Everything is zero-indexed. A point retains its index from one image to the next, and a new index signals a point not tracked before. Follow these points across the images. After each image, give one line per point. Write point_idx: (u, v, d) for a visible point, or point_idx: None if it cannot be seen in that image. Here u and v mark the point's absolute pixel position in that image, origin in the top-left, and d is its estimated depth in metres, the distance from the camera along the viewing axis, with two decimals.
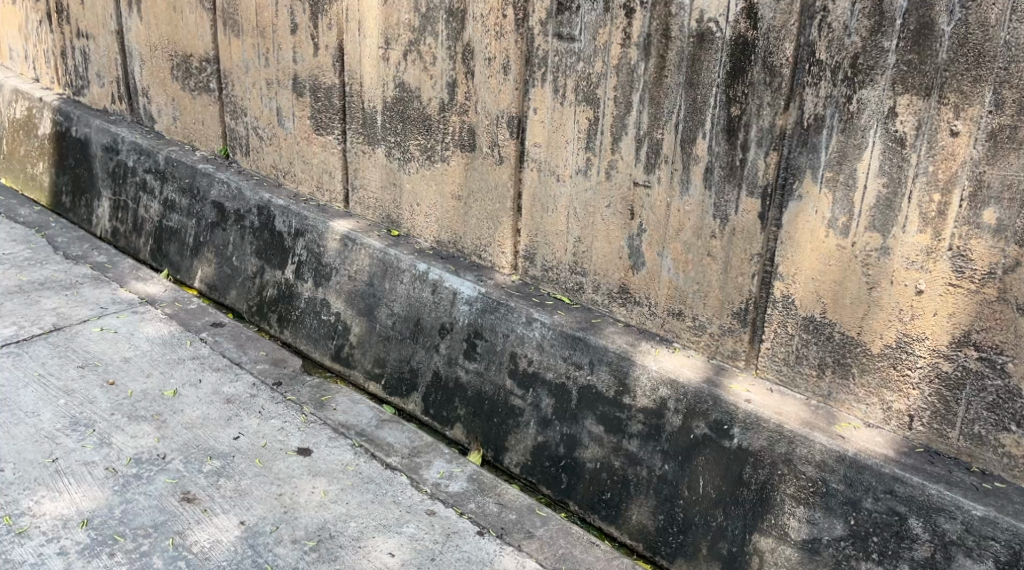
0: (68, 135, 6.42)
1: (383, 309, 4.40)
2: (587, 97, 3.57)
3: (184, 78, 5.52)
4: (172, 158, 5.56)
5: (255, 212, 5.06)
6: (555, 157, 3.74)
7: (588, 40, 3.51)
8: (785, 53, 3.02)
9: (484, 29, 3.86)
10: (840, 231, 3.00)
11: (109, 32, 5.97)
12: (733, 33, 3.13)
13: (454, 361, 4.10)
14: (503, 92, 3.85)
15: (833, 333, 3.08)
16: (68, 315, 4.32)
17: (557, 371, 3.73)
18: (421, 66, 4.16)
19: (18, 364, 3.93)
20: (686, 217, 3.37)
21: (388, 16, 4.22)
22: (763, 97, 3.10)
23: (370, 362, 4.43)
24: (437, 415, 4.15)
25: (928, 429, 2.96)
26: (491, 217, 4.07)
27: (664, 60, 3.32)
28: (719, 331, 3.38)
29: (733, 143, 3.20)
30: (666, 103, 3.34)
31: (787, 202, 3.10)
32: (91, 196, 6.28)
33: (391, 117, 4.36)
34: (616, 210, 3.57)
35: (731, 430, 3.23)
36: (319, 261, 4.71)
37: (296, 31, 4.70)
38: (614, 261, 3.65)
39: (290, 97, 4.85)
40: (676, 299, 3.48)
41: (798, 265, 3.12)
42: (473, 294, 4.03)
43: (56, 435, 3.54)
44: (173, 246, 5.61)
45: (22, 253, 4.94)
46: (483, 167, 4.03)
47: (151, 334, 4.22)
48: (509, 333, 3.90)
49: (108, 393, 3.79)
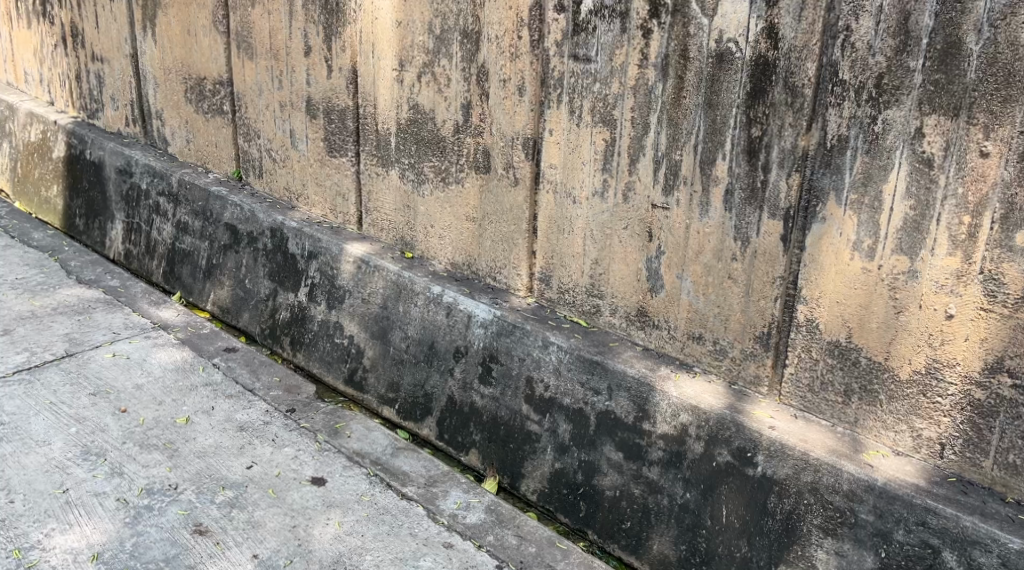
0: (81, 158, 6.42)
1: (397, 332, 4.35)
2: (604, 119, 3.52)
3: (197, 100, 5.51)
4: (186, 181, 5.54)
5: (268, 234, 5.03)
6: (571, 179, 3.70)
7: (605, 61, 3.47)
8: (806, 73, 2.97)
9: (499, 50, 3.82)
10: (865, 255, 2.93)
11: (124, 55, 5.97)
12: (753, 54, 3.08)
13: (469, 386, 4.04)
14: (519, 114, 3.81)
15: (859, 358, 3.01)
16: (80, 341, 4.28)
17: (574, 396, 3.66)
18: (435, 88, 4.12)
19: (30, 392, 3.89)
20: (706, 240, 3.31)
21: (403, 38, 4.20)
22: (785, 118, 3.04)
23: (384, 387, 4.38)
24: (453, 440, 4.09)
25: (959, 458, 2.89)
26: (506, 239, 4.03)
27: (682, 81, 3.27)
28: (741, 356, 3.31)
29: (755, 164, 3.15)
30: (685, 124, 3.29)
31: (810, 224, 3.04)
32: (104, 219, 6.27)
33: (405, 139, 4.32)
34: (634, 232, 3.53)
35: (755, 458, 3.16)
36: (332, 283, 4.67)
37: (309, 53, 4.68)
38: (632, 283, 3.59)
39: (304, 119, 4.82)
40: (696, 323, 3.41)
41: (822, 289, 3.05)
42: (488, 317, 3.99)
43: (67, 464, 3.49)
44: (186, 268, 5.58)
45: (35, 277, 4.91)
46: (498, 190, 3.99)
47: (163, 359, 4.17)
48: (525, 357, 3.84)
49: (119, 421, 3.74)
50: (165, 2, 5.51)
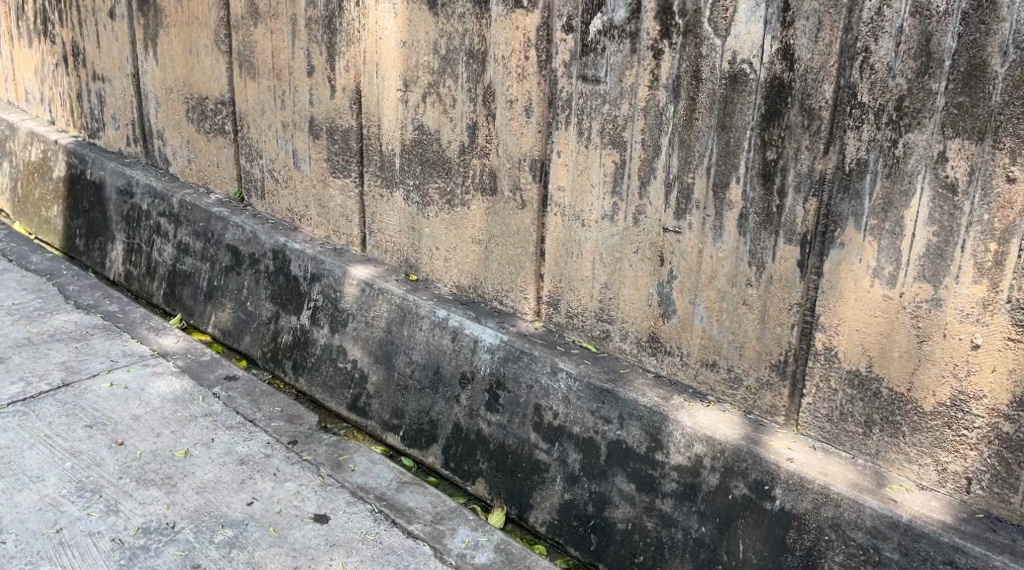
0: (82, 178, 6.35)
1: (401, 357, 4.26)
2: (613, 140, 3.44)
3: (199, 120, 5.44)
4: (187, 202, 5.47)
5: (270, 256, 4.95)
6: (580, 201, 3.62)
7: (615, 82, 3.39)
8: (823, 95, 2.89)
9: (506, 71, 3.75)
10: (886, 282, 2.84)
11: (125, 74, 5.91)
12: (768, 75, 3.00)
13: (476, 413, 3.95)
14: (526, 135, 3.74)
15: (880, 389, 2.92)
16: (77, 369, 4.19)
17: (584, 425, 3.57)
18: (440, 109, 4.05)
19: (24, 424, 3.80)
20: (720, 265, 3.23)
21: (407, 58, 4.13)
22: (802, 141, 2.96)
23: (388, 413, 4.28)
24: (459, 469, 3.99)
25: (987, 493, 2.79)
26: (513, 261, 3.94)
27: (694, 103, 3.19)
28: (757, 384, 3.23)
29: (770, 188, 3.07)
30: (697, 147, 3.22)
31: (828, 250, 2.96)
32: (104, 239, 6.19)
33: (409, 160, 4.25)
34: (645, 256, 3.45)
35: (772, 491, 3.06)
36: (335, 305, 4.59)
37: (312, 73, 4.61)
38: (643, 309, 3.51)
39: (307, 139, 4.75)
40: (709, 350, 3.33)
41: (841, 317, 2.96)
42: (495, 343, 3.91)
43: (61, 502, 3.39)
44: (186, 290, 5.50)
45: (32, 302, 4.83)
46: (505, 212, 3.91)
47: (162, 390, 4.04)
48: (533, 384, 3.76)
49: (116, 455, 3.64)
50: (167, 21, 5.45)
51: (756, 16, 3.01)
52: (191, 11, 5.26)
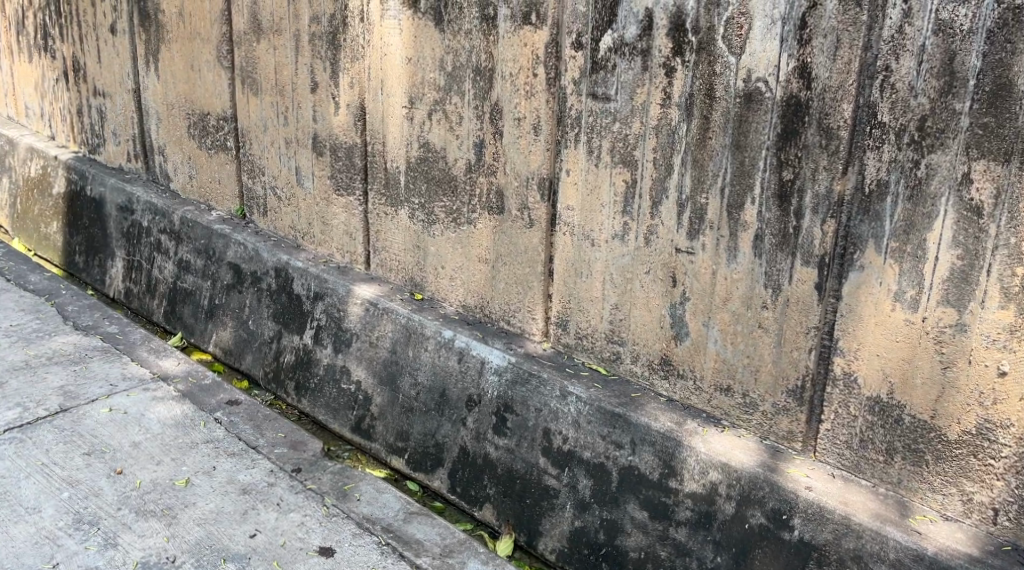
0: (82, 194, 6.28)
1: (406, 379, 4.18)
2: (624, 159, 3.38)
3: (200, 136, 5.38)
4: (188, 219, 5.41)
5: (272, 274, 4.88)
6: (589, 221, 3.55)
7: (626, 100, 3.33)
8: (842, 115, 2.82)
9: (514, 88, 3.68)
10: (908, 306, 2.77)
11: (126, 90, 5.85)
12: (784, 94, 2.94)
13: (483, 437, 3.87)
14: (534, 153, 3.67)
15: (902, 416, 2.84)
16: (76, 394, 4.10)
17: (595, 450, 3.50)
18: (446, 126, 3.98)
19: (21, 452, 3.68)
20: (734, 287, 3.17)
21: (413, 75, 4.06)
22: (819, 161, 2.89)
23: (393, 436, 4.20)
24: (465, 494, 3.91)
25: (1014, 525, 2.72)
26: (520, 281, 3.87)
27: (708, 121, 3.13)
28: (773, 410, 3.15)
29: (786, 209, 3.00)
30: (711, 166, 3.15)
31: (847, 273, 2.89)
32: (104, 256, 6.12)
33: (414, 177, 4.18)
34: (657, 277, 3.37)
35: (791, 520, 2.99)
36: (338, 325, 4.52)
37: (316, 89, 4.54)
38: (655, 331, 3.43)
39: (310, 156, 4.68)
40: (723, 374, 3.26)
41: (861, 342, 2.89)
42: (503, 364, 3.83)
43: (58, 535, 3.27)
44: (187, 308, 5.42)
45: (31, 324, 4.76)
46: (512, 231, 3.84)
47: (162, 415, 3.94)
48: (542, 407, 3.68)
49: (115, 484, 3.51)
50: (168, 37, 5.39)
51: (772, 33, 2.94)
52: (192, 27, 5.20)
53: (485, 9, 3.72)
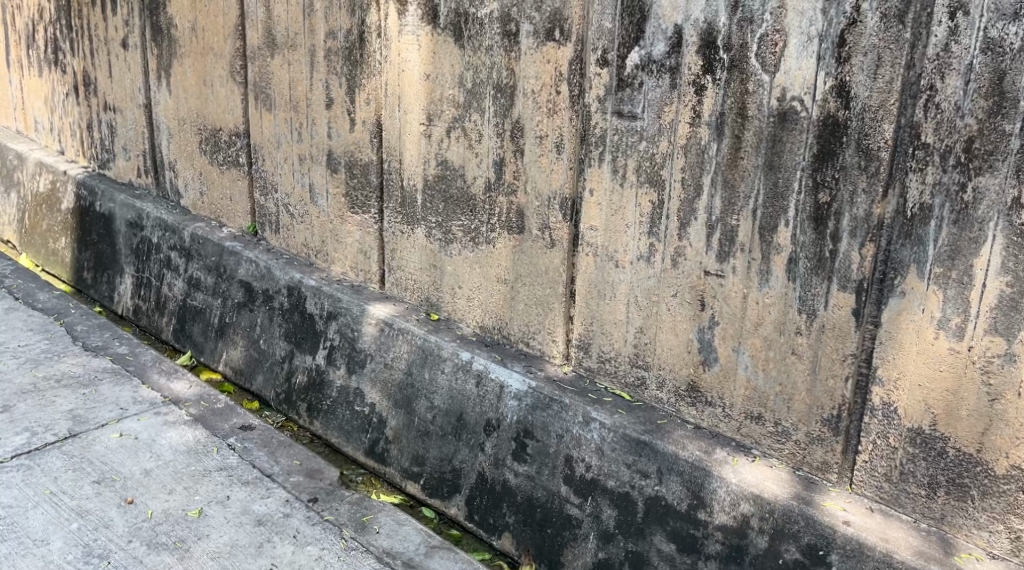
0: (91, 210, 6.21)
1: (422, 402, 4.08)
2: (651, 179, 3.28)
3: (212, 152, 5.29)
4: (199, 236, 5.33)
5: (285, 292, 4.79)
6: (613, 242, 3.45)
7: (653, 118, 3.23)
8: (883, 135, 2.74)
9: (536, 105, 3.59)
10: (953, 334, 2.69)
11: (138, 105, 5.77)
12: (821, 113, 2.85)
13: (501, 463, 3.76)
14: (556, 172, 3.58)
15: (946, 449, 2.76)
16: (85, 418, 4.00)
17: (619, 479, 3.39)
18: (465, 144, 3.89)
19: (28, 480, 3.57)
20: (766, 311, 3.07)
21: (431, 91, 3.97)
22: (858, 183, 2.81)
23: (408, 460, 4.10)
24: (483, 522, 3.80)
25: None
26: (541, 303, 3.77)
27: (740, 141, 3.03)
28: (806, 439, 3.05)
29: (823, 233, 2.90)
30: (742, 188, 3.06)
31: (887, 299, 2.81)
32: (113, 272, 6.04)
33: (431, 196, 4.09)
34: (684, 300, 3.27)
35: (828, 557, 2.90)
36: (352, 346, 4.42)
37: (331, 106, 4.46)
38: (681, 356, 3.33)
39: (325, 173, 4.60)
40: (754, 402, 3.16)
41: (902, 371, 2.81)
42: (522, 389, 3.73)
43: None
44: (197, 326, 5.33)
45: (39, 345, 4.68)
46: (532, 252, 3.74)
47: (174, 440, 3.83)
48: (563, 433, 3.58)
49: (125, 515, 3.40)
50: (181, 51, 5.32)
51: (809, 51, 2.85)
52: (206, 41, 5.13)
53: (507, 25, 3.63)
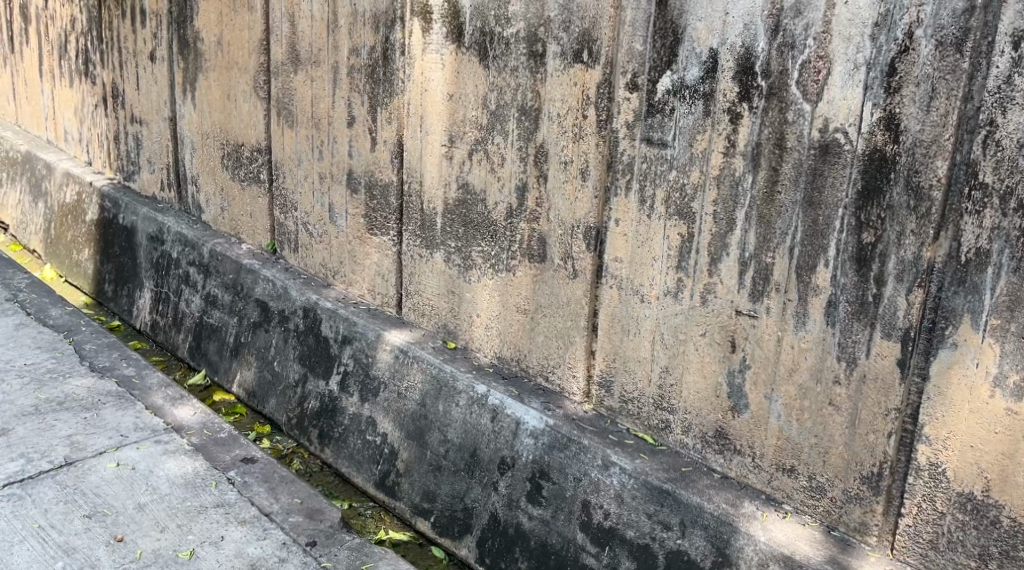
0: (114, 222, 6.10)
1: (435, 435, 3.89)
2: (680, 211, 3.08)
3: (234, 167, 5.15)
4: (217, 252, 5.18)
5: (300, 314, 4.62)
6: (639, 275, 3.25)
7: (684, 147, 3.03)
8: (936, 173, 2.53)
9: (562, 129, 3.40)
10: (1010, 393, 2.48)
11: (163, 118, 5.65)
12: (867, 146, 2.64)
13: (516, 504, 3.56)
14: (581, 200, 3.38)
15: (1000, 518, 2.54)
16: (84, 445, 3.84)
17: (640, 530, 3.18)
18: (488, 167, 3.71)
19: (18, 512, 3.41)
20: (802, 356, 2.86)
21: (454, 112, 3.80)
22: (906, 223, 2.60)
23: (418, 496, 3.90)
24: (494, 566, 3.59)
25: None
26: (562, 336, 3.57)
27: (777, 174, 2.84)
28: (843, 497, 2.83)
29: (866, 275, 2.69)
30: (779, 224, 2.85)
31: (937, 351, 2.59)
32: (133, 286, 5.91)
33: (451, 220, 3.91)
34: (714, 340, 3.06)
35: None
36: (366, 372, 4.24)
37: (353, 124, 4.30)
38: (709, 400, 3.12)
39: (344, 194, 4.43)
40: (787, 453, 2.94)
41: (952, 430, 2.59)
42: (539, 427, 3.53)
43: None
44: (212, 344, 5.18)
45: (46, 364, 4.54)
46: (554, 281, 3.55)
47: (172, 472, 3.65)
48: (581, 477, 3.37)
49: (113, 554, 3.22)
50: (206, 65, 5.19)
51: (855, 80, 2.64)
52: (230, 56, 4.99)
53: (533, 46, 3.45)
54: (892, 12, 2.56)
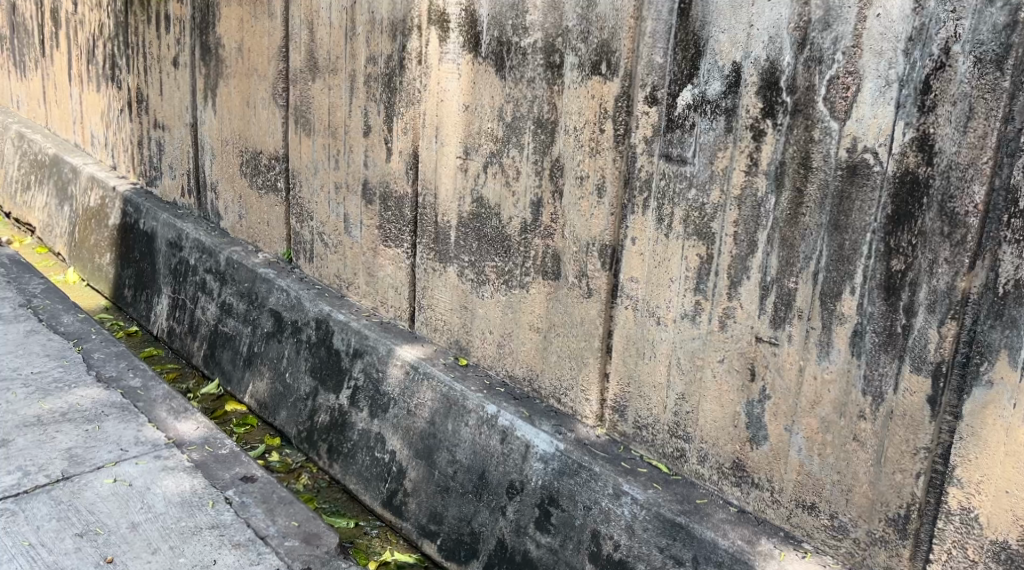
0: (135, 227, 6.02)
1: (444, 454, 3.76)
2: (699, 231, 2.93)
3: (252, 175, 5.05)
4: (233, 260, 5.08)
5: (313, 325, 4.51)
6: (655, 297, 3.11)
7: (704, 164, 2.89)
8: (972, 198, 2.37)
9: (578, 144, 3.26)
10: None
11: (184, 124, 5.57)
12: (898, 168, 2.49)
13: (523, 531, 3.41)
14: (596, 217, 3.23)
15: None
16: (82, 459, 3.74)
17: (650, 564, 3.03)
18: (502, 181, 3.58)
19: (10, 528, 3.33)
20: (825, 388, 2.70)
21: (470, 123, 3.67)
22: (940, 251, 2.44)
23: (425, 517, 3.76)
24: None
25: None
26: (574, 357, 3.42)
27: (801, 195, 2.69)
28: (867, 539, 2.67)
29: (894, 304, 2.54)
30: (803, 248, 2.70)
31: (972, 389, 2.43)
32: (151, 292, 5.84)
33: (465, 234, 3.78)
34: (732, 368, 2.92)
35: None
36: (376, 387, 4.11)
37: (369, 133, 4.19)
38: (727, 430, 2.97)
39: (359, 204, 4.32)
40: (807, 489, 2.79)
41: (987, 473, 2.43)
42: (549, 451, 3.39)
43: None
44: (226, 353, 5.08)
45: (52, 372, 4.45)
46: (568, 300, 3.41)
47: (169, 490, 3.55)
48: (591, 505, 3.23)
49: None
50: (226, 71, 5.10)
51: (886, 97, 2.49)
52: (250, 62, 4.90)
53: (551, 57, 3.32)
54: (927, 26, 2.42)
